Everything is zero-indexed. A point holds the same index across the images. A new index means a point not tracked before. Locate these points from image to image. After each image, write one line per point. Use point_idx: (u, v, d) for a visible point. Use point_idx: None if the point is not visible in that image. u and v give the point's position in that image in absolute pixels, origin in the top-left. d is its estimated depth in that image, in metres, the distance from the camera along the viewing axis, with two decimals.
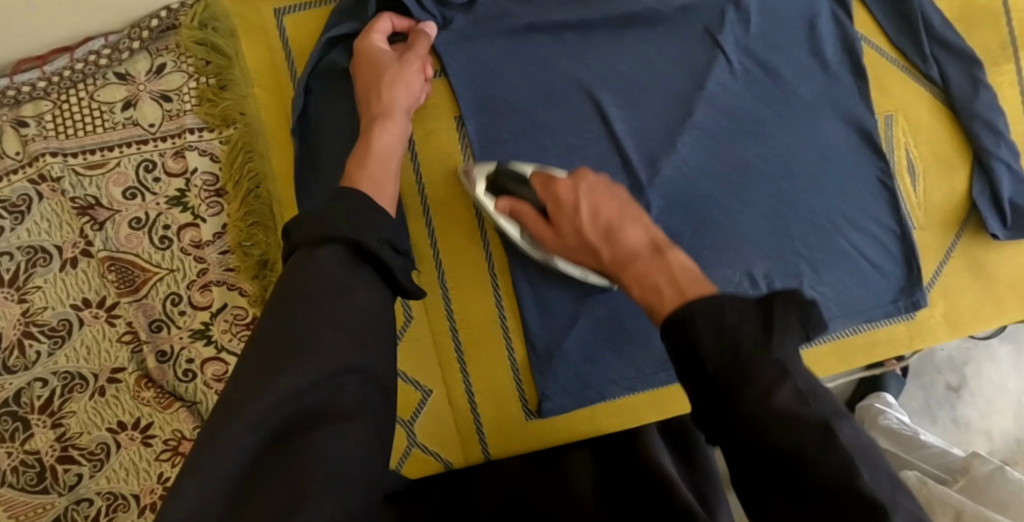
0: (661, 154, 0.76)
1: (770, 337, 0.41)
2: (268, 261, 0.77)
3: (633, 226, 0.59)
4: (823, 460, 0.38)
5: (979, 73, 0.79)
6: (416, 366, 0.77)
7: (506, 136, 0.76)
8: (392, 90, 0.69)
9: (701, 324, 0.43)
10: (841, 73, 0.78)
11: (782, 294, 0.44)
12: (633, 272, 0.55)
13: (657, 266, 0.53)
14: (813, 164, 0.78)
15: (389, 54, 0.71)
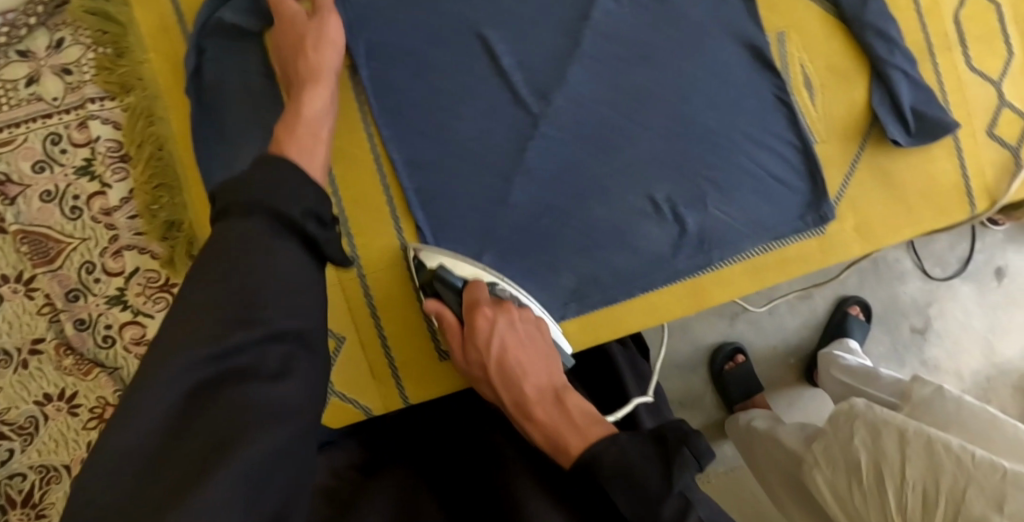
0: (552, 86, 0.78)
1: (669, 480, 0.55)
2: (177, 222, 0.79)
3: (535, 371, 0.69)
4: None
5: None
6: (327, 316, 0.78)
7: (400, 79, 0.77)
8: (316, 51, 0.73)
9: (609, 468, 0.56)
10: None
11: (672, 430, 0.58)
12: (533, 420, 0.65)
13: (560, 419, 0.63)
14: (705, 85, 0.80)
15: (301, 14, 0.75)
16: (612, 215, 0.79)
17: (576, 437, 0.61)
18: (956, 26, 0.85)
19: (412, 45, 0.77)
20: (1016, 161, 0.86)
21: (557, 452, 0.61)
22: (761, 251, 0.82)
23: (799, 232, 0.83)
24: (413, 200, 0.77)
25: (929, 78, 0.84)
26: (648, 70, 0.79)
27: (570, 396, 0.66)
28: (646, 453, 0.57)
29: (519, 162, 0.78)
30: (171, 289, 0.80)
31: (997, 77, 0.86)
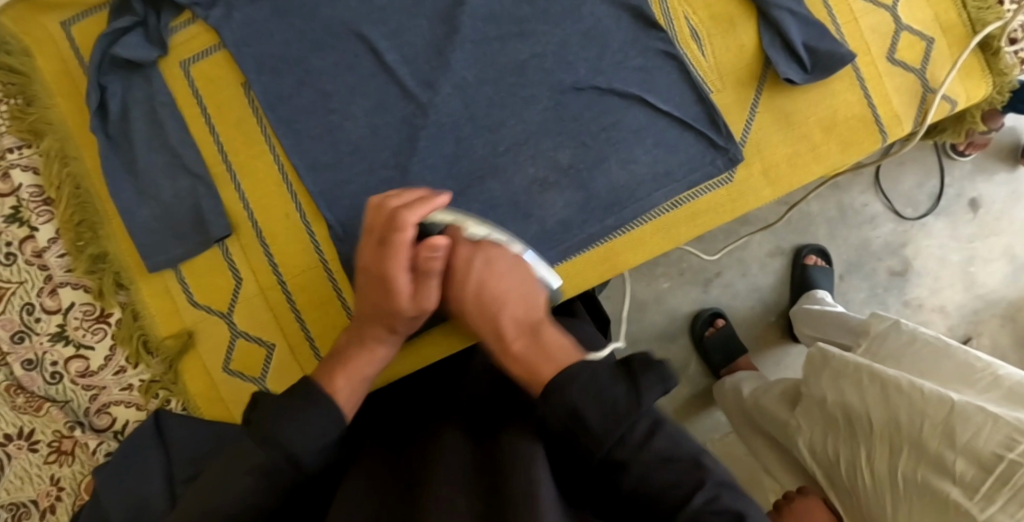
0: (437, 74, 0.81)
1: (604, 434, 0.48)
2: (105, 255, 0.83)
3: (552, 330, 0.56)
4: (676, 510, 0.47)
5: None
6: (255, 325, 0.82)
7: (291, 90, 0.81)
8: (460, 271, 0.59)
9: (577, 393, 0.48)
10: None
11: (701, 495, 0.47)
12: (508, 360, 0.55)
13: (537, 348, 0.54)
14: (585, 51, 0.82)
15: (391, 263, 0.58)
16: (518, 192, 0.81)
17: (553, 365, 0.52)
18: None
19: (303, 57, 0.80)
20: (922, 84, 0.86)
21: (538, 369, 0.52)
22: (668, 206, 0.83)
23: (707, 183, 0.83)
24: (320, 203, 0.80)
25: (818, 14, 0.84)
26: (530, 48, 0.82)
27: (546, 329, 0.56)
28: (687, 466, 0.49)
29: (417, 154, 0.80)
30: (106, 319, 0.83)
31: (890, 2, 0.85)
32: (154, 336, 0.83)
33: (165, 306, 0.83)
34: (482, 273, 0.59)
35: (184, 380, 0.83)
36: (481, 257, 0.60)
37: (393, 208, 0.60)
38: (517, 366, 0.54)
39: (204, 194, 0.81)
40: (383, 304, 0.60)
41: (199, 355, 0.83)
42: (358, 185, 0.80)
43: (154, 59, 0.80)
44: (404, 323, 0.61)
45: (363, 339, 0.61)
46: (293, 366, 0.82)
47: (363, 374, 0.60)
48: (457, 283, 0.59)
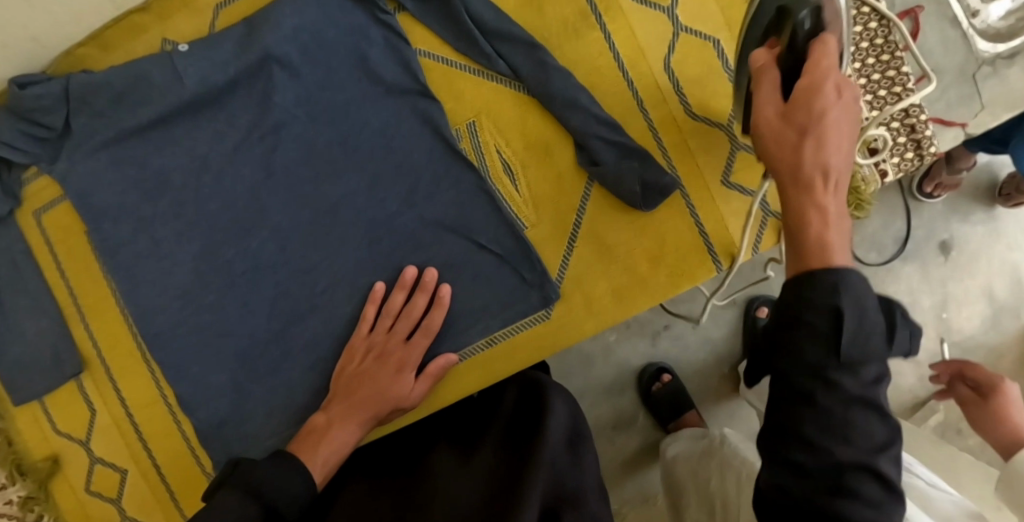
0: (256, 216, 0.83)
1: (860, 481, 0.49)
2: None
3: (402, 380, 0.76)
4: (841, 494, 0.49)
5: (542, 56, 0.78)
6: (110, 452, 0.89)
7: (125, 236, 0.84)
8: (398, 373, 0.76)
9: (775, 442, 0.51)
10: (407, 95, 0.80)
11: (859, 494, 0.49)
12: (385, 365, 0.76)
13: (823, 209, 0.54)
14: (400, 189, 0.81)
15: (404, 381, 0.76)
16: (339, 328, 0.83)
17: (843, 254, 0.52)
18: (668, 75, 0.80)
19: (132, 203, 0.84)
20: (762, 207, 0.80)
21: (815, 253, 0.52)
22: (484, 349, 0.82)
23: (523, 318, 0.81)
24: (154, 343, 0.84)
25: (644, 137, 0.80)
26: (344, 187, 0.82)
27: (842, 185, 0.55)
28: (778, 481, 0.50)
29: (242, 294, 0.84)
30: None
31: (726, 120, 0.80)
32: (25, 460, 0.90)
33: (34, 433, 0.90)
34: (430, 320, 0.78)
35: (54, 499, 0.90)
36: (819, 131, 0.54)
37: (401, 299, 0.79)
38: (812, 219, 0.53)
39: (57, 333, 0.87)
40: (391, 393, 0.75)
41: (65, 475, 0.90)
42: (190, 324, 0.85)
43: (9, 211, 0.86)
44: (379, 404, 0.75)
45: (355, 399, 0.75)
46: (144, 494, 0.89)
47: (339, 446, 0.71)
48: (794, 145, 0.55)
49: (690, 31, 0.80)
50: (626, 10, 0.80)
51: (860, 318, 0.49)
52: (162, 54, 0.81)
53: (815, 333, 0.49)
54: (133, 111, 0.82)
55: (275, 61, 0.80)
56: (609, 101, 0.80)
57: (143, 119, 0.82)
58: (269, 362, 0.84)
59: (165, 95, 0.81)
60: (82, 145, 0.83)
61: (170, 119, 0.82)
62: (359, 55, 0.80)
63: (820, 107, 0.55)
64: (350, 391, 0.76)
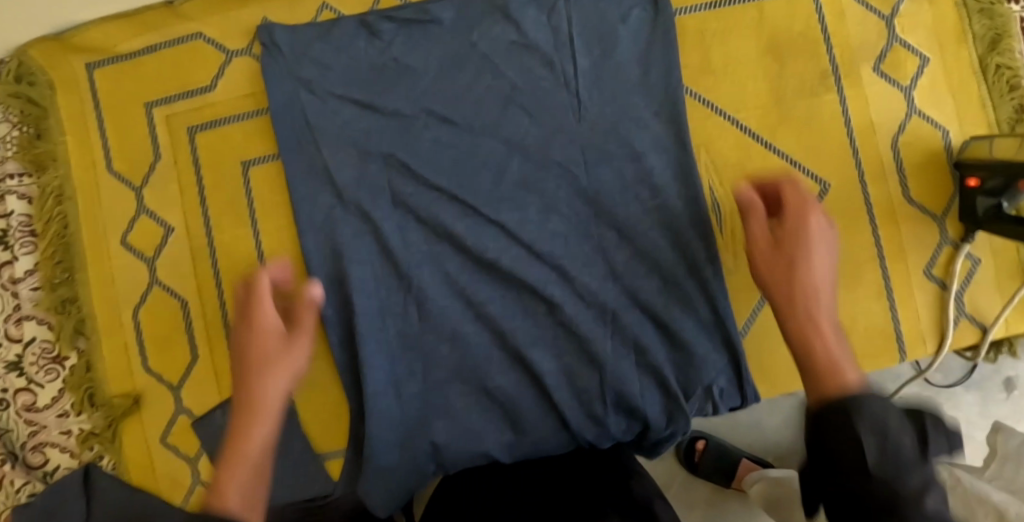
0: (448, 188, 0.77)
1: None
2: (72, 299, 0.81)
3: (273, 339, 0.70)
4: None
5: (772, 110, 0.78)
6: (200, 405, 0.80)
7: (304, 175, 0.78)
8: (269, 371, 0.68)
9: None
10: (647, 94, 0.78)
11: None
12: (260, 359, 0.69)
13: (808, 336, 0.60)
14: (614, 192, 0.77)
15: (274, 326, 0.71)
16: (518, 328, 0.76)
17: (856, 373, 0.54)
18: (894, 153, 0.78)
19: (329, 136, 0.78)
20: (958, 307, 0.77)
21: (827, 375, 0.54)
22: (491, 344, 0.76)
23: (706, 365, 0.75)
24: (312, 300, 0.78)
25: (857, 206, 0.77)
26: (545, 178, 0.77)
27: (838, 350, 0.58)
28: None
29: (415, 270, 0.77)
30: (61, 362, 0.82)
31: (941, 213, 0.77)
32: (101, 392, 0.81)
33: (119, 364, 0.81)
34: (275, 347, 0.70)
35: (120, 442, 0.81)
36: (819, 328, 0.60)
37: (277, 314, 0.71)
38: (816, 348, 0.58)
39: (183, 262, 0.80)
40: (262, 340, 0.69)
41: (140, 419, 0.81)
42: (354, 286, 0.77)
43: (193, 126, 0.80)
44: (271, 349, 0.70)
45: (241, 399, 0.67)
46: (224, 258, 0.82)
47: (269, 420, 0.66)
48: (789, 264, 0.64)
49: (923, 116, 0.78)
50: (865, 78, 0.78)
51: None
52: (407, 10, 0.79)
53: None
54: (357, 66, 0.79)
55: (517, 42, 0.79)
56: (831, 162, 0.77)
57: (370, 76, 0.79)
58: (425, 344, 0.77)
59: (395, 53, 0.79)
60: (289, 79, 0.79)
61: (389, 81, 0.78)
62: (602, 57, 0.78)
63: (808, 242, 0.64)
64: (246, 376, 0.69)
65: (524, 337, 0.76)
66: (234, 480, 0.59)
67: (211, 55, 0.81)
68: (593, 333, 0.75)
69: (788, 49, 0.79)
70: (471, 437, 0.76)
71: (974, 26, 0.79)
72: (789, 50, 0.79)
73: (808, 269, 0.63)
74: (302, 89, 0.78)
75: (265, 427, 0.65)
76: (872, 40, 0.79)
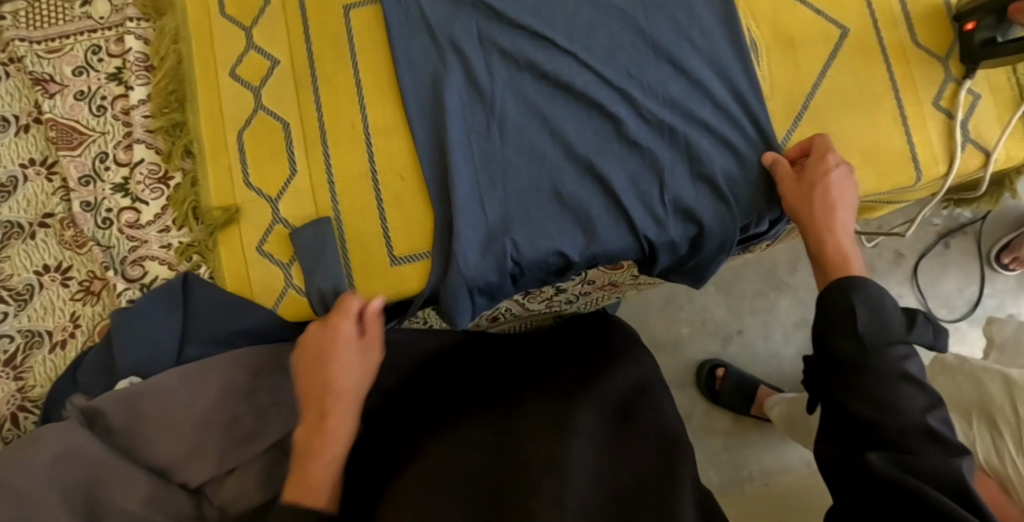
0: (525, 21, 0.88)
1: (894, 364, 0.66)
2: (182, 123, 0.90)
3: (342, 345, 0.78)
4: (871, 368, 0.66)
5: None
6: (297, 214, 0.88)
7: (399, 14, 0.90)
8: (335, 368, 0.76)
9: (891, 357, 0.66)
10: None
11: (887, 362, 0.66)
12: (332, 352, 0.78)
13: (821, 218, 0.78)
14: (669, 29, 0.89)
15: (347, 334, 0.79)
16: (589, 143, 0.87)
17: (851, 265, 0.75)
18: (902, 6, 0.92)
19: None
20: (964, 133, 0.90)
21: (832, 264, 0.76)
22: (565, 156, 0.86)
23: (754, 178, 0.87)
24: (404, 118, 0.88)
25: (872, 49, 0.91)
26: (610, 18, 0.89)
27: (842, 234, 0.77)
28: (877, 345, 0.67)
29: (498, 93, 0.87)
30: (166, 182, 0.90)
31: (943, 55, 0.91)
32: (204, 205, 0.89)
33: (223, 179, 0.89)
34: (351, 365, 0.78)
35: (219, 250, 0.88)
36: (834, 209, 0.78)
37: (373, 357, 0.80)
38: (827, 241, 0.77)
39: (287, 90, 0.90)
40: (330, 339, 0.79)
41: (239, 229, 0.88)
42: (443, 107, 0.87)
43: None
44: (350, 361, 0.77)
45: (314, 398, 0.76)
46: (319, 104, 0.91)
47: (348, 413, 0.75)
48: (811, 187, 0.80)
49: None
50: None
51: (875, 315, 0.68)
52: None
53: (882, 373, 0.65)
54: None
55: None
56: (849, 13, 0.91)
57: None
58: (505, 157, 0.87)
59: None
60: None
61: None
62: None
63: (825, 169, 0.80)
64: (315, 365, 0.78)
65: (594, 149, 0.86)
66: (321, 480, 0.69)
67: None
68: (654, 146, 0.87)
69: None
70: (549, 239, 0.85)
71: None
72: None
73: (831, 193, 0.79)
74: None
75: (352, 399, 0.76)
76: None
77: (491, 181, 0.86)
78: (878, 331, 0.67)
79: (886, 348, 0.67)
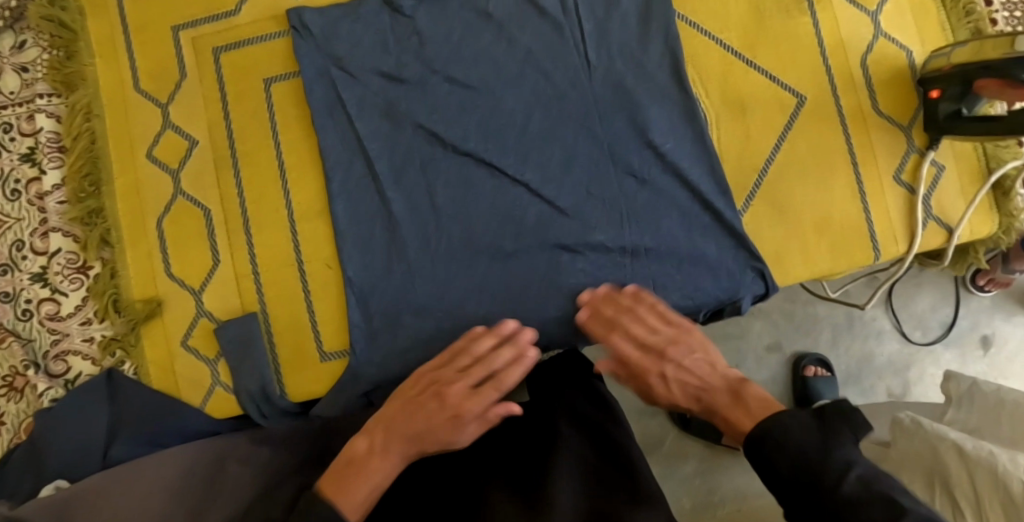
0: (462, 101, 0.84)
1: (829, 455, 0.53)
2: (97, 210, 0.85)
3: (460, 388, 0.67)
4: (836, 481, 0.52)
5: (752, 29, 0.85)
6: (221, 307, 0.84)
7: (324, 89, 0.84)
8: (449, 386, 0.68)
9: (811, 449, 0.54)
10: (640, 23, 0.85)
11: (830, 421, 0.56)
12: (439, 367, 0.71)
13: (648, 361, 0.72)
14: (614, 102, 0.84)
15: (478, 351, 0.71)
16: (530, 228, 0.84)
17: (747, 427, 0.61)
18: (863, 69, 0.85)
19: (346, 52, 0.84)
20: (926, 208, 0.84)
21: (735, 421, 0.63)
22: (505, 247, 0.84)
23: (700, 262, 0.83)
24: (331, 205, 0.83)
25: (831, 117, 0.85)
26: (552, 93, 0.84)
27: (746, 390, 0.65)
28: (804, 423, 0.56)
29: (431, 178, 0.83)
30: (86, 272, 0.86)
31: (906, 123, 0.85)
32: (125, 297, 0.85)
33: (143, 269, 0.85)
34: (455, 376, 0.69)
35: (142, 345, 0.84)
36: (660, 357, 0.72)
37: (487, 343, 0.72)
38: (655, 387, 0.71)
39: (206, 173, 0.85)
40: (450, 362, 0.71)
41: (162, 323, 0.84)
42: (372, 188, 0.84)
43: (219, 48, 0.86)
44: (426, 374, 0.70)
45: (388, 413, 0.67)
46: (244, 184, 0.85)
47: (382, 480, 0.62)
48: (617, 329, 0.76)
49: (889, 38, 0.86)
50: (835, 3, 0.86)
51: (804, 428, 0.56)
52: None
53: (803, 454, 0.54)
54: None
55: None
56: (806, 76, 0.85)
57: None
58: (443, 245, 0.83)
59: None
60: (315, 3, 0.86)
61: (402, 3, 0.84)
62: None
63: (624, 313, 0.77)
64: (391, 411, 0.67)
65: (533, 236, 0.83)
66: (370, 488, 0.61)
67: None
68: (593, 233, 0.83)
69: None
70: (493, 334, 0.82)
71: None
72: None
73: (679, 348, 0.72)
74: (317, 9, 0.85)
75: (381, 461, 0.63)
76: None
77: (428, 269, 0.83)
78: (807, 450, 0.54)
79: (829, 450, 0.54)
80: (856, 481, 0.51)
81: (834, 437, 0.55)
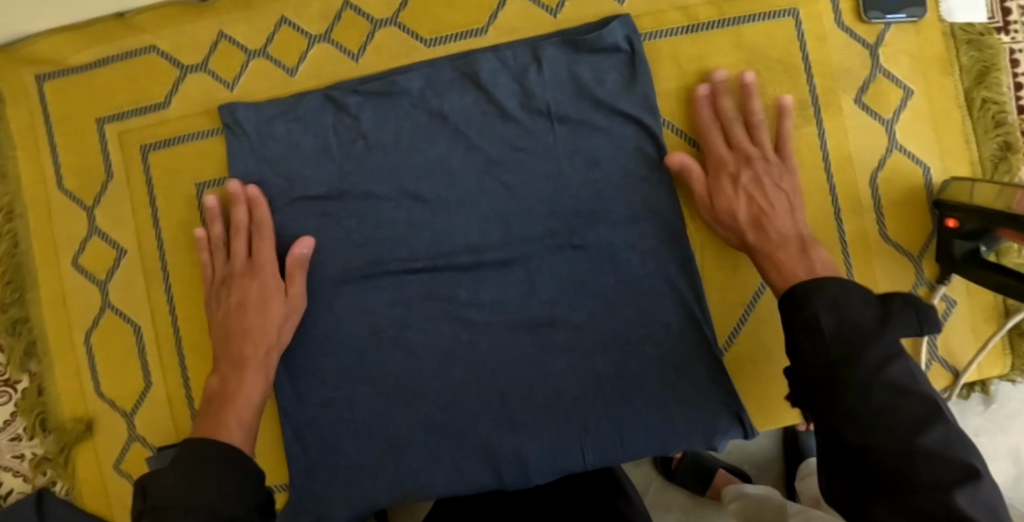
0: (414, 217, 0.75)
1: (937, 462, 0.47)
2: (21, 320, 0.79)
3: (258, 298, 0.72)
4: (915, 469, 0.47)
5: None
6: (153, 432, 0.78)
7: (262, 196, 0.75)
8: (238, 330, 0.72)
9: (914, 447, 0.48)
10: (620, 129, 0.75)
11: (894, 370, 0.53)
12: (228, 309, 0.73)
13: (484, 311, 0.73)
14: (587, 221, 0.74)
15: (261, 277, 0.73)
16: (485, 365, 0.74)
17: None
18: (872, 189, 0.75)
19: (286, 158, 0.75)
20: (930, 349, 0.75)
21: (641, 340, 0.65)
22: (454, 380, 0.74)
23: (678, 404, 0.72)
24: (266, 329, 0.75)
25: (832, 244, 0.75)
26: (517, 208, 0.75)
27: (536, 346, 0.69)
28: (887, 395, 0.51)
29: (378, 303, 0.75)
30: (12, 385, 0.80)
31: (917, 252, 0.75)
32: (53, 416, 0.79)
33: (71, 386, 0.79)
34: (238, 306, 0.73)
35: (72, 468, 0.79)
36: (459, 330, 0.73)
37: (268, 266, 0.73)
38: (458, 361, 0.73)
39: (136, 286, 0.78)
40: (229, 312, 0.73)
41: (92, 445, 0.79)
42: (307, 312, 0.75)
43: (149, 147, 0.77)
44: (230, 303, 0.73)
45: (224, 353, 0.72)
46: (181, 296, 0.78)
47: (247, 403, 0.69)
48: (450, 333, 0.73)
49: (904, 152, 0.75)
50: (845, 110, 0.75)
51: (892, 410, 0.51)
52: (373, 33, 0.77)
53: (911, 435, 0.49)
54: (319, 87, 0.77)
55: (484, 62, 0.75)
56: (806, 196, 0.75)
57: (327, 95, 0.75)
58: (388, 379, 0.74)
59: (358, 77, 0.77)
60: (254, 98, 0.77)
61: (349, 103, 0.75)
62: (573, 80, 0.75)
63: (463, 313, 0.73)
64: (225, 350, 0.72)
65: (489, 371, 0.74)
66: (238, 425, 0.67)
67: (165, 69, 0.77)
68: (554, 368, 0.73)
69: (768, 71, 0.75)
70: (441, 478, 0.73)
71: (961, 58, 0.75)
72: (768, 73, 0.75)
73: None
74: (253, 107, 0.76)
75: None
76: (854, 67, 0.75)
77: (370, 402, 0.74)
78: (927, 459, 0.47)
79: (916, 435, 0.49)
80: (943, 438, 0.49)
81: (926, 418, 0.50)
